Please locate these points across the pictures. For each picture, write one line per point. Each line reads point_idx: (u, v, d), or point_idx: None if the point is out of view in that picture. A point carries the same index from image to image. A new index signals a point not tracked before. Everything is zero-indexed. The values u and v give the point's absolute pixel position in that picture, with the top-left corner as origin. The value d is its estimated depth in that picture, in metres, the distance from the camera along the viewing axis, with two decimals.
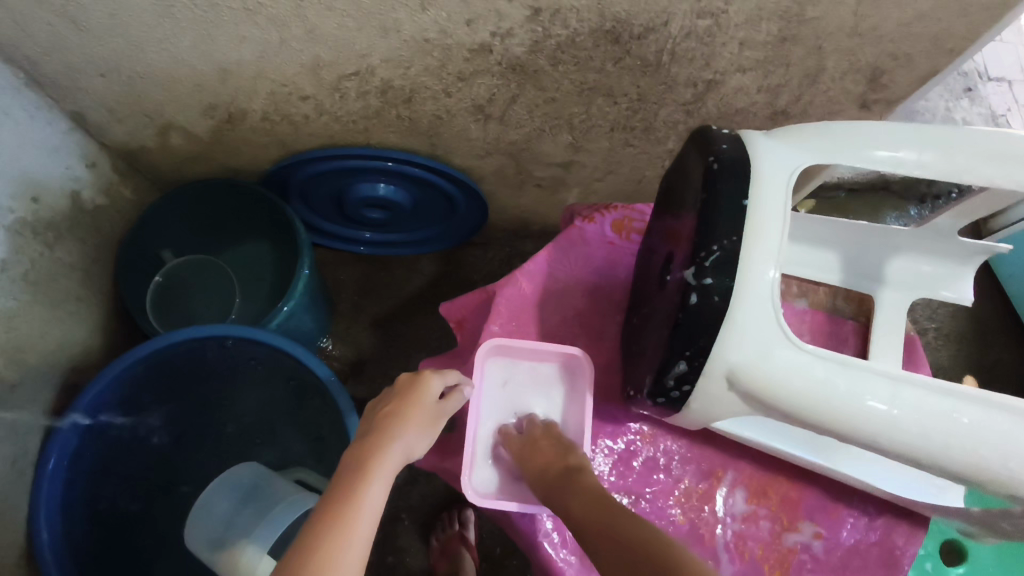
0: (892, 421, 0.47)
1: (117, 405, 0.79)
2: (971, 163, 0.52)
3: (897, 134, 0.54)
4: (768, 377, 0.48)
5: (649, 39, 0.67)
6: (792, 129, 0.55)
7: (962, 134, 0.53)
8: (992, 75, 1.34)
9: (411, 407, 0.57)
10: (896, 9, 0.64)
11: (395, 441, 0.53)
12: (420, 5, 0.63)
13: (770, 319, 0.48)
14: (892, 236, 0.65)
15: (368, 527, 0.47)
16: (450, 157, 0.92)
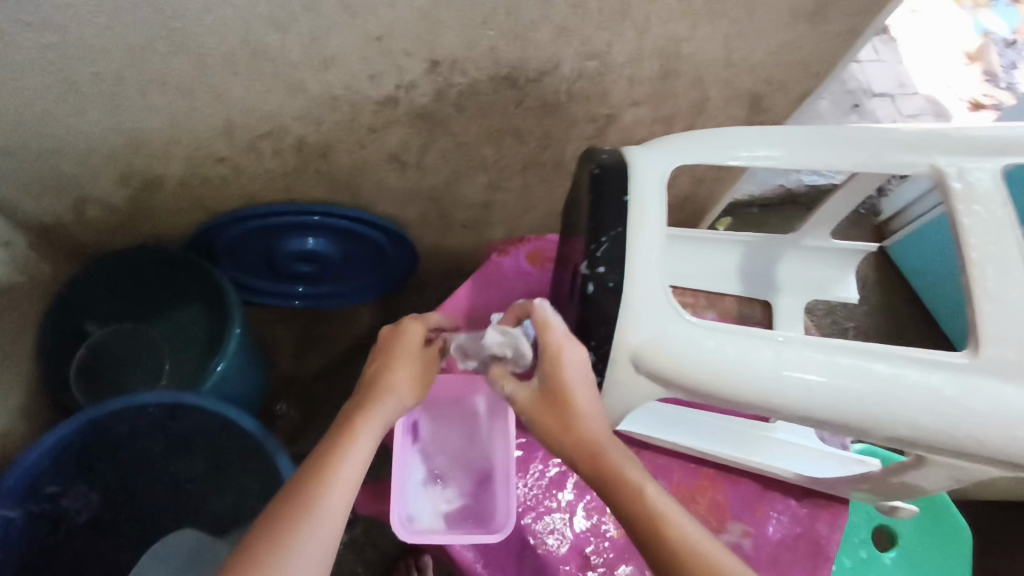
0: (780, 377, 0.49)
1: (59, 469, 0.78)
2: (822, 155, 0.58)
3: (766, 134, 0.59)
4: (664, 348, 0.51)
5: (544, 82, 0.72)
6: (666, 138, 0.61)
7: (814, 130, 0.59)
8: (875, 92, 1.47)
9: (387, 373, 0.56)
10: (761, 41, 0.70)
11: (371, 410, 0.54)
12: (322, 64, 0.66)
13: (660, 300, 0.52)
14: (776, 244, 0.74)
15: (336, 510, 0.48)
16: (374, 205, 0.94)
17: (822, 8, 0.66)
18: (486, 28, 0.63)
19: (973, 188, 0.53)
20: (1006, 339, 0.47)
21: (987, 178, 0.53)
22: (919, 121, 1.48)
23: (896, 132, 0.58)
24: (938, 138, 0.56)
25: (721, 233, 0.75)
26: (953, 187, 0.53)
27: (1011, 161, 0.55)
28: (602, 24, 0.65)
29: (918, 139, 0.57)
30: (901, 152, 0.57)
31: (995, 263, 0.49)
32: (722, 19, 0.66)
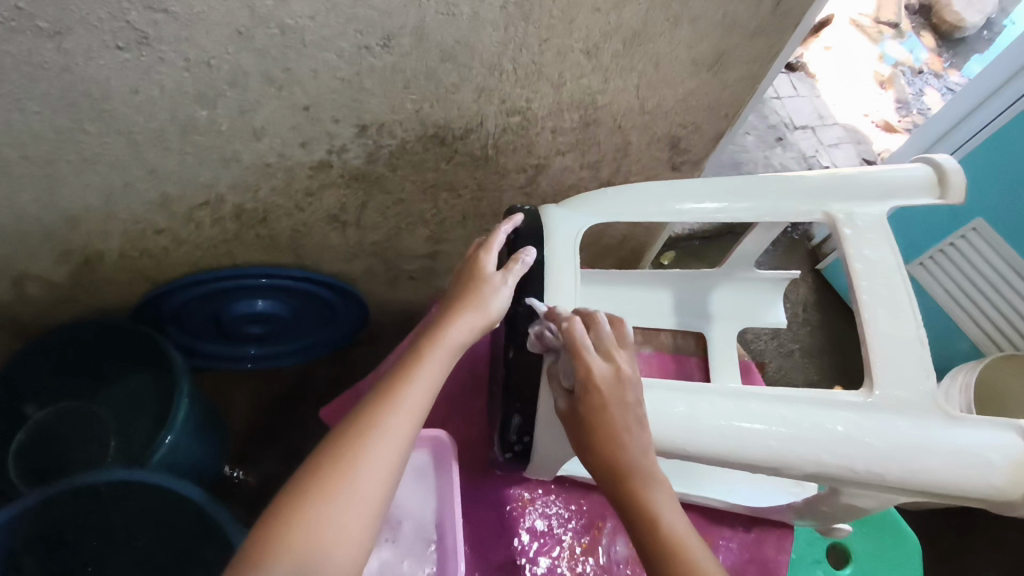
0: (697, 423, 0.53)
1: (25, 537, 0.75)
2: (732, 206, 0.66)
3: (672, 187, 0.67)
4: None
5: (471, 138, 0.75)
6: (587, 198, 0.68)
7: (726, 181, 0.66)
8: (797, 125, 1.57)
9: (469, 293, 0.58)
10: (669, 90, 0.76)
11: (451, 331, 0.55)
12: (254, 135, 0.68)
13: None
14: (701, 279, 0.78)
15: (404, 426, 0.48)
16: (319, 263, 0.96)
17: (720, 57, 0.72)
18: (409, 92, 0.67)
19: (864, 235, 0.61)
20: (891, 376, 0.54)
21: (871, 222, 0.62)
22: (841, 149, 1.57)
23: (793, 178, 0.65)
24: (833, 188, 0.64)
25: (650, 272, 0.78)
26: (846, 235, 0.62)
27: (892, 205, 0.63)
28: (519, 83, 0.69)
29: (817, 186, 0.64)
30: (796, 198, 0.65)
31: (881, 311, 0.57)
32: (631, 72, 0.71)
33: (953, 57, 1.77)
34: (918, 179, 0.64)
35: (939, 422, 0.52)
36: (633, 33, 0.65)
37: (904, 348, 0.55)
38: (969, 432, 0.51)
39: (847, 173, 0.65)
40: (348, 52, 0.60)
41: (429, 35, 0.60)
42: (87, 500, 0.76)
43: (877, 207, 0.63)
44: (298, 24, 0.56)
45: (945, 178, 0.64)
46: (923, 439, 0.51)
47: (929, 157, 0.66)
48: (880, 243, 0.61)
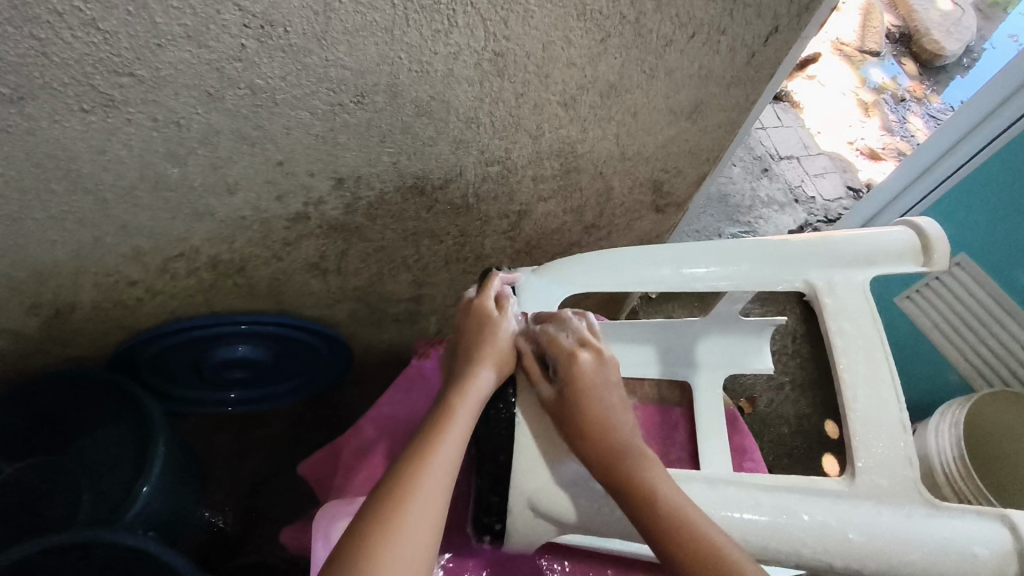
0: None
1: None
2: (713, 273, 0.65)
3: (651, 254, 0.66)
4: (560, 494, 0.56)
5: (451, 187, 0.74)
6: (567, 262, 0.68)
7: (709, 247, 0.66)
8: (782, 155, 1.58)
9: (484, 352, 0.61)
10: (650, 137, 0.75)
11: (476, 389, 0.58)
12: (227, 190, 0.67)
13: (557, 449, 0.58)
14: (688, 326, 0.77)
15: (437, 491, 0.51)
16: (300, 309, 0.94)
17: (699, 106, 0.72)
18: (385, 146, 0.66)
19: (843, 302, 0.62)
20: (867, 464, 0.55)
21: (852, 291, 0.62)
22: (829, 178, 1.56)
23: (776, 242, 0.65)
24: (815, 255, 0.64)
25: (631, 322, 0.77)
26: (826, 302, 0.62)
27: (873, 271, 0.63)
28: (496, 135, 0.68)
29: (799, 251, 0.64)
30: (777, 267, 0.64)
31: (862, 390, 0.58)
32: (609, 121, 0.71)
33: (935, 85, 1.78)
34: (902, 244, 0.64)
35: (921, 510, 0.52)
36: (609, 85, 0.65)
37: (884, 430, 0.56)
38: (952, 521, 0.52)
39: (829, 237, 0.65)
40: (321, 110, 0.60)
41: (403, 92, 0.60)
42: (71, 562, 0.74)
43: (858, 272, 0.63)
44: (268, 84, 0.55)
45: (931, 242, 0.64)
46: (903, 529, 0.51)
47: (911, 220, 0.66)
48: (860, 313, 0.62)
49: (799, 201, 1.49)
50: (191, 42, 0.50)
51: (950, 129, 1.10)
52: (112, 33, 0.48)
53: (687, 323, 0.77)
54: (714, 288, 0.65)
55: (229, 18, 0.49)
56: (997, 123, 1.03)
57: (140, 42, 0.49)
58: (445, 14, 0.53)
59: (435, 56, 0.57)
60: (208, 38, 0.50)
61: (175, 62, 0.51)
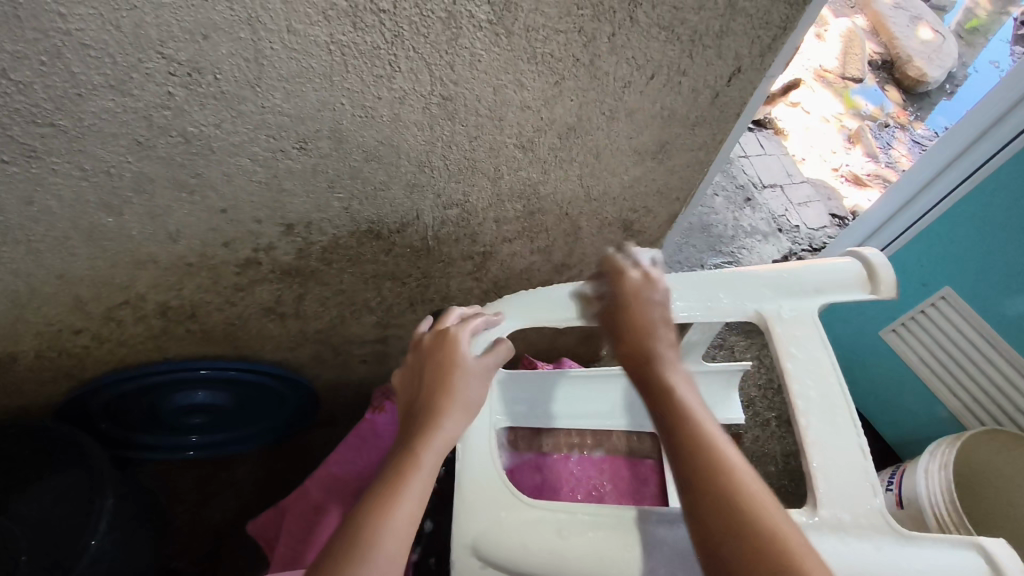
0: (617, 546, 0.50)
1: None
2: (663, 304, 0.62)
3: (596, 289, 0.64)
4: (501, 535, 0.52)
5: (408, 231, 0.71)
6: (510, 303, 0.65)
7: (658, 280, 0.64)
8: (765, 184, 1.56)
9: (449, 371, 0.56)
10: (615, 178, 0.72)
11: (446, 419, 0.53)
12: (169, 238, 0.63)
13: (500, 491, 0.55)
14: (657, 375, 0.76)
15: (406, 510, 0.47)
16: (260, 353, 0.91)
17: (664, 146, 0.69)
18: (334, 191, 0.63)
19: (792, 334, 0.59)
20: (828, 495, 0.51)
21: (802, 319, 0.60)
22: (813, 206, 1.54)
23: (721, 274, 0.63)
24: (760, 284, 0.62)
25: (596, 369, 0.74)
26: (776, 333, 0.59)
27: (825, 300, 0.60)
28: (453, 178, 0.65)
29: (744, 283, 0.62)
30: (725, 297, 0.62)
31: (818, 421, 0.54)
32: (571, 163, 0.68)
33: (918, 110, 1.77)
34: (849, 274, 0.60)
35: (891, 539, 0.49)
36: (568, 127, 0.63)
37: (845, 460, 0.52)
38: (921, 552, 0.48)
39: (772, 270, 0.62)
40: (263, 156, 0.57)
41: (348, 138, 0.57)
42: None
43: (806, 301, 0.60)
44: (202, 132, 0.53)
45: (882, 271, 0.59)
46: (873, 564, 0.48)
47: (856, 250, 0.63)
48: (809, 343, 0.58)
49: (782, 230, 1.47)
50: (113, 91, 0.47)
51: (934, 158, 1.08)
52: (26, 84, 0.45)
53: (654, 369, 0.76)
54: (668, 318, 0.62)
55: (152, 66, 0.46)
56: (979, 153, 1.00)
57: (58, 93, 0.46)
58: (387, 59, 0.50)
59: (379, 101, 0.54)
60: (132, 87, 0.47)
61: (98, 112, 0.49)
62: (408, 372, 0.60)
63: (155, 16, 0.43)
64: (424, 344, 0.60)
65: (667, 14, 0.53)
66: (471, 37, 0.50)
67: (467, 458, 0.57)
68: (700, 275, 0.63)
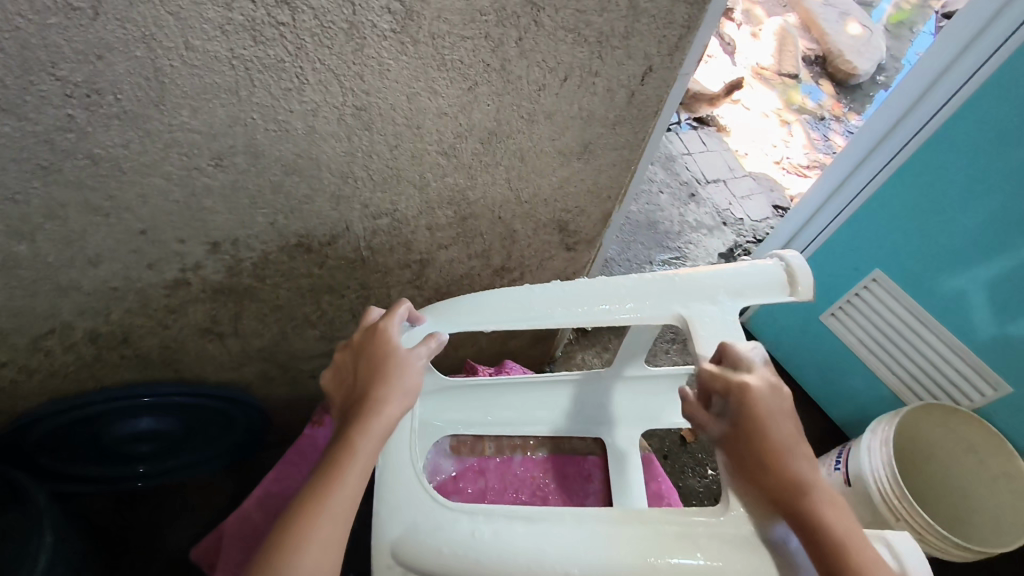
0: (542, 551, 0.51)
1: None
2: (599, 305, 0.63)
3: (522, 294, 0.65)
4: (423, 538, 0.53)
5: (340, 243, 0.71)
6: (439, 309, 0.66)
7: (586, 286, 0.65)
8: (709, 179, 1.59)
9: (382, 360, 0.56)
10: (543, 180, 0.74)
11: (384, 406, 0.53)
12: (89, 262, 0.62)
13: (420, 497, 0.56)
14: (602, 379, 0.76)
15: (346, 488, 0.49)
16: (203, 376, 0.89)
17: (588, 146, 0.71)
18: (257, 207, 0.62)
19: (713, 331, 0.61)
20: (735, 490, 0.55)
21: (722, 320, 0.62)
22: (755, 199, 1.58)
23: (650, 278, 0.65)
24: (687, 287, 0.63)
25: (541, 377, 0.76)
26: (698, 331, 0.61)
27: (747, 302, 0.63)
28: (378, 188, 0.66)
29: (668, 286, 0.64)
30: (654, 300, 0.63)
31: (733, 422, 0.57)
32: (497, 167, 0.69)
33: (852, 103, 1.84)
34: (768, 278, 0.63)
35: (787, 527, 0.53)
36: (489, 132, 0.64)
37: None
38: None
39: (696, 273, 0.64)
40: (177, 175, 0.56)
41: (265, 152, 0.57)
42: None
43: (729, 304, 0.63)
44: (110, 153, 0.52)
45: (797, 272, 0.63)
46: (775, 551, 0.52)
47: (778, 254, 0.65)
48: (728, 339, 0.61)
49: (727, 223, 1.50)
50: (8, 116, 0.46)
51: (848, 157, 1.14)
52: None
53: (600, 375, 0.76)
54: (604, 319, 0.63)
55: (46, 88, 0.45)
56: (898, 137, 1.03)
57: None
58: (293, 72, 0.50)
59: (291, 114, 0.54)
60: (28, 110, 0.47)
61: None
62: (344, 360, 0.60)
63: (43, 37, 0.42)
64: (360, 336, 0.60)
65: (571, 17, 0.54)
66: (376, 46, 0.51)
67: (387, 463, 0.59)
68: (629, 279, 0.65)
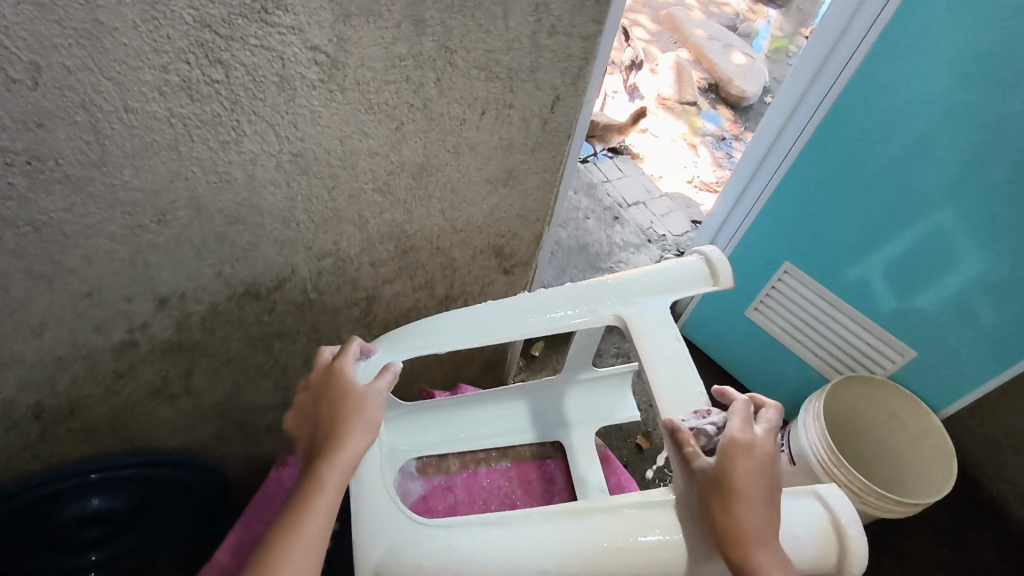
0: (517, 549, 0.54)
1: None
2: (542, 316, 0.68)
3: (468, 315, 0.69)
4: (402, 556, 0.55)
5: (287, 287, 0.74)
6: (392, 334, 0.69)
7: (527, 298, 0.69)
8: (630, 202, 1.70)
9: (345, 396, 0.59)
10: (474, 208, 0.79)
11: (349, 442, 0.56)
12: (33, 332, 0.62)
13: (398, 517, 0.58)
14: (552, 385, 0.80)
15: (317, 521, 0.51)
16: (155, 442, 0.88)
17: (512, 173, 0.77)
18: (203, 258, 0.65)
19: (649, 327, 0.67)
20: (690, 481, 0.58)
21: (656, 319, 0.67)
22: (674, 216, 1.70)
23: (586, 284, 0.70)
24: (620, 291, 0.69)
25: (496, 389, 0.80)
26: (636, 329, 0.67)
27: (673, 298, 0.69)
28: (319, 230, 0.69)
29: (604, 289, 0.69)
30: (592, 305, 0.68)
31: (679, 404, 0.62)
32: (430, 199, 0.74)
33: (747, 123, 2.02)
34: (692, 272, 0.69)
35: None
36: (419, 167, 0.69)
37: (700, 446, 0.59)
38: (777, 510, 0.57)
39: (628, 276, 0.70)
40: (121, 234, 0.58)
41: (207, 203, 0.60)
42: None
43: (660, 302, 0.69)
44: (53, 218, 0.53)
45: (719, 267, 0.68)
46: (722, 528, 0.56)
47: (699, 248, 0.71)
48: (661, 333, 0.67)
49: (651, 241, 1.60)
50: None
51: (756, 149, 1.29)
52: None
53: (552, 382, 0.80)
54: (548, 329, 0.67)
55: None
56: (795, 132, 1.19)
57: None
58: (229, 124, 0.54)
59: (231, 164, 0.57)
60: None
61: None
62: (304, 402, 0.62)
63: None
64: (316, 375, 0.62)
65: (481, 57, 0.61)
66: (307, 95, 0.55)
67: (360, 492, 0.61)
68: (568, 287, 0.70)
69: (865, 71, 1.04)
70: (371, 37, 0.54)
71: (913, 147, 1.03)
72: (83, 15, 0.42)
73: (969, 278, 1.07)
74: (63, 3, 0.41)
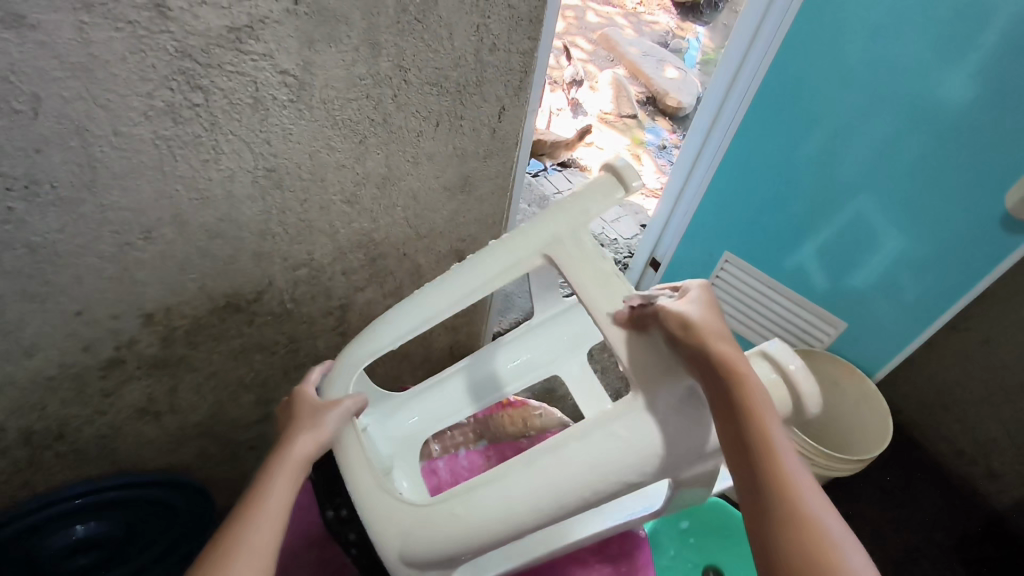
0: (509, 497, 0.59)
1: None
2: (476, 274, 0.71)
3: (408, 309, 0.73)
4: (415, 535, 0.62)
5: (265, 297, 0.79)
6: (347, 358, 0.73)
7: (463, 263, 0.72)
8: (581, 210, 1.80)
9: (299, 414, 0.66)
10: (436, 214, 0.86)
11: (299, 441, 0.62)
12: (25, 354, 0.65)
13: (399, 506, 0.64)
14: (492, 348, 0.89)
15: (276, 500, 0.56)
16: (140, 463, 0.90)
17: (467, 180, 0.85)
18: (186, 273, 0.69)
19: (571, 257, 0.68)
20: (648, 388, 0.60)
21: (575, 246, 0.69)
22: (623, 222, 1.81)
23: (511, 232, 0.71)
24: (537, 231, 0.70)
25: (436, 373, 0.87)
26: (561, 263, 0.68)
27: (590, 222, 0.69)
28: (293, 241, 0.75)
29: (526, 235, 0.70)
30: (517, 255, 0.70)
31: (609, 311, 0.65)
32: (394, 209, 0.81)
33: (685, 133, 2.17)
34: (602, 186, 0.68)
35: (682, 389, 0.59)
36: (382, 177, 0.76)
37: None
38: None
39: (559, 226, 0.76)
40: (110, 252, 0.62)
41: (189, 220, 0.65)
42: None
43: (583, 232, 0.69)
44: (46, 239, 0.57)
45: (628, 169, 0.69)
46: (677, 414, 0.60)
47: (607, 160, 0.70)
48: (586, 255, 0.69)
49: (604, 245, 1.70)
50: None
51: (693, 139, 1.44)
52: None
53: (488, 346, 0.89)
54: (482, 291, 0.71)
55: None
56: (727, 125, 1.36)
57: None
58: (209, 144, 0.60)
59: (211, 182, 0.63)
60: None
61: None
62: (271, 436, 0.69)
63: None
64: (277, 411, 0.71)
65: (432, 74, 0.69)
66: (278, 114, 0.62)
67: (354, 487, 0.66)
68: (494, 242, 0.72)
69: (781, 75, 1.23)
70: (333, 59, 0.61)
71: (830, 134, 1.21)
72: (79, 51, 0.48)
73: (891, 255, 1.24)
74: (63, 39, 0.47)
